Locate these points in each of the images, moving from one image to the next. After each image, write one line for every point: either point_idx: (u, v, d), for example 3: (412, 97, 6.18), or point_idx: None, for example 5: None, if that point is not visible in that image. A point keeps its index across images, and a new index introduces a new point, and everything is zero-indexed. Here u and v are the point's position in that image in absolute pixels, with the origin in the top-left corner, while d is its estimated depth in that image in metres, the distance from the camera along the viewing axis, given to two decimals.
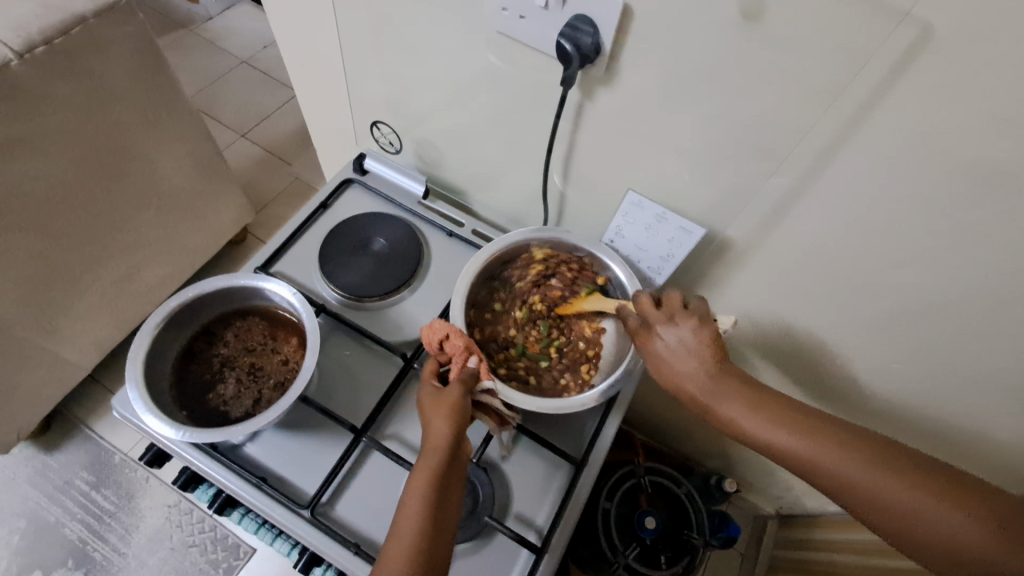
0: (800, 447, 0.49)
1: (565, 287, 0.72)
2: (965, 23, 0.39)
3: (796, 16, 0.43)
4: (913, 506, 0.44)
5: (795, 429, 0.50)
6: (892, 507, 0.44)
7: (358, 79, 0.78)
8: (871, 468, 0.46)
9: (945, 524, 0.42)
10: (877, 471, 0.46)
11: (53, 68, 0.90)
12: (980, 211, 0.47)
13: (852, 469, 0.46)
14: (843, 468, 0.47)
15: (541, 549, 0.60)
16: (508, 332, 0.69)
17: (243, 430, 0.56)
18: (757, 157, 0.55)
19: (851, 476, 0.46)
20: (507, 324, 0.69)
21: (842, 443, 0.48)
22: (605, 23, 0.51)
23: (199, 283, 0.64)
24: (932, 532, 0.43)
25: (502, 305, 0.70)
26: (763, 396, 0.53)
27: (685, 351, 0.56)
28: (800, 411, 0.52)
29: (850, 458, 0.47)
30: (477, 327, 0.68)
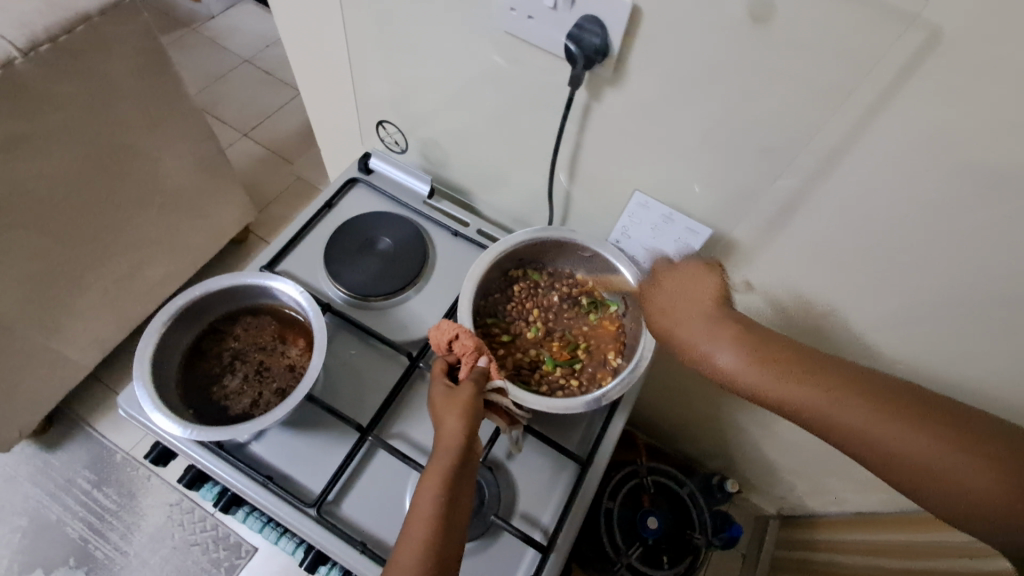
0: (793, 392, 0.49)
1: (565, 298, 0.72)
2: (974, 26, 0.39)
3: (804, 17, 0.43)
4: (908, 445, 0.43)
5: (790, 374, 0.49)
6: (885, 447, 0.44)
7: (364, 78, 0.78)
8: (864, 408, 0.45)
9: (939, 461, 0.42)
10: (871, 411, 0.45)
11: (57, 67, 0.90)
12: (987, 213, 0.48)
13: (845, 412, 0.46)
14: (838, 410, 0.46)
15: (547, 548, 0.60)
16: (528, 355, 0.68)
17: (249, 429, 0.56)
18: (764, 158, 0.55)
19: (844, 417, 0.46)
20: (521, 348, 0.69)
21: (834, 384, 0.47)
22: (612, 25, 0.51)
23: (206, 282, 0.64)
24: (924, 468, 0.43)
25: (513, 327, 0.70)
26: (756, 337, 0.53)
27: (684, 302, 0.58)
28: (797, 356, 0.50)
29: (844, 401, 0.46)
30: (503, 360, 0.67)
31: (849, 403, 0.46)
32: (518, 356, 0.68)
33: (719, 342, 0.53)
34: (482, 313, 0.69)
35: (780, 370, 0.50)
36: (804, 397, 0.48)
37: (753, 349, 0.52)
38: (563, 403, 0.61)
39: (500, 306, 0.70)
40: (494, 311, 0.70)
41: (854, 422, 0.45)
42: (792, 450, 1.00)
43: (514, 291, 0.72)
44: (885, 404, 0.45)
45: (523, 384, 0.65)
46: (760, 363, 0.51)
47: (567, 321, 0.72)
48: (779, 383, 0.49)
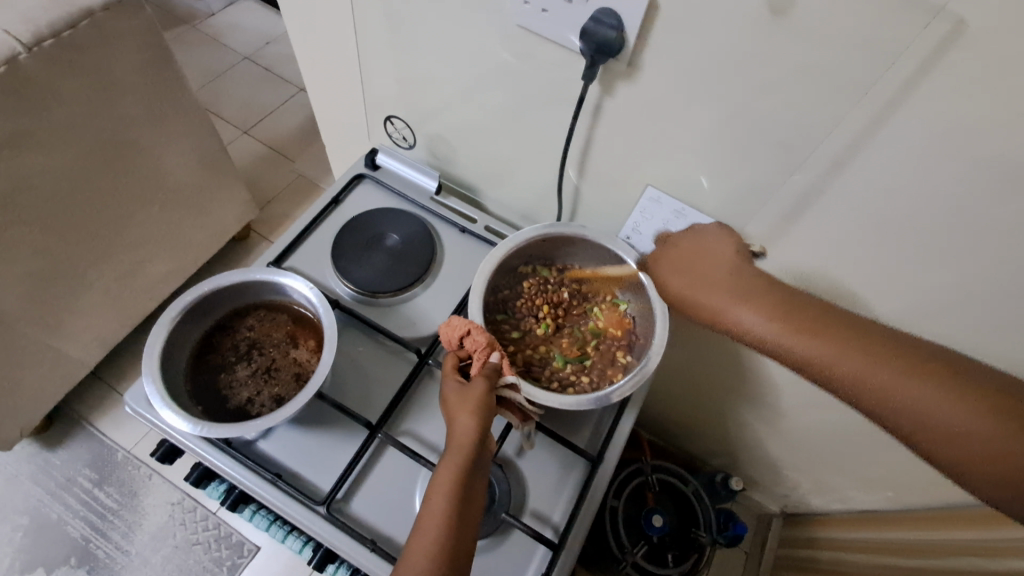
0: (815, 351, 0.49)
1: (575, 295, 0.72)
2: (998, 19, 0.39)
3: (824, 10, 0.43)
4: (928, 408, 0.43)
5: (807, 330, 0.50)
6: (900, 407, 0.44)
7: (372, 73, 0.77)
8: (888, 366, 0.46)
9: (955, 417, 0.42)
10: (889, 369, 0.46)
11: (61, 62, 0.89)
12: (1006, 208, 0.47)
13: (864, 368, 0.46)
14: (854, 367, 0.47)
15: (559, 545, 0.60)
16: (539, 352, 0.68)
17: (259, 426, 0.55)
18: (779, 153, 0.54)
19: (859, 371, 0.46)
20: (531, 345, 0.68)
21: (852, 343, 0.48)
22: (629, 17, 0.50)
23: (215, 277, 0.63)
24: (945, 428, 0.43)
25: (522, 324, 0.69)
26: (774, 299, 0.54)
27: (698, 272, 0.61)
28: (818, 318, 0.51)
29: (862, 358, 0.47)
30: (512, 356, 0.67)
31: (866, 363, 0.46)
32: (528, 353, 0.68)
33: (733, 305, 0.55)
34: (492, 309, 0.68)
35: (800, 328, 0.51)
36: (821, 353, 0.49)
37: (771, 309, 0.53)
38: (575, 399, 0.61)
39: (509, 302, 0.70)
40: (503, 308, 0.70)
41: (871, 380, 0.46)
42: (798, 448, 0.99)
43: (524, 288, 0.71)
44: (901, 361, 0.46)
45: (534, 381, 0.65)
46: (781, 324, 0.52)
47: (576, 318, 0.71)
48: (795, 342, 0.50)
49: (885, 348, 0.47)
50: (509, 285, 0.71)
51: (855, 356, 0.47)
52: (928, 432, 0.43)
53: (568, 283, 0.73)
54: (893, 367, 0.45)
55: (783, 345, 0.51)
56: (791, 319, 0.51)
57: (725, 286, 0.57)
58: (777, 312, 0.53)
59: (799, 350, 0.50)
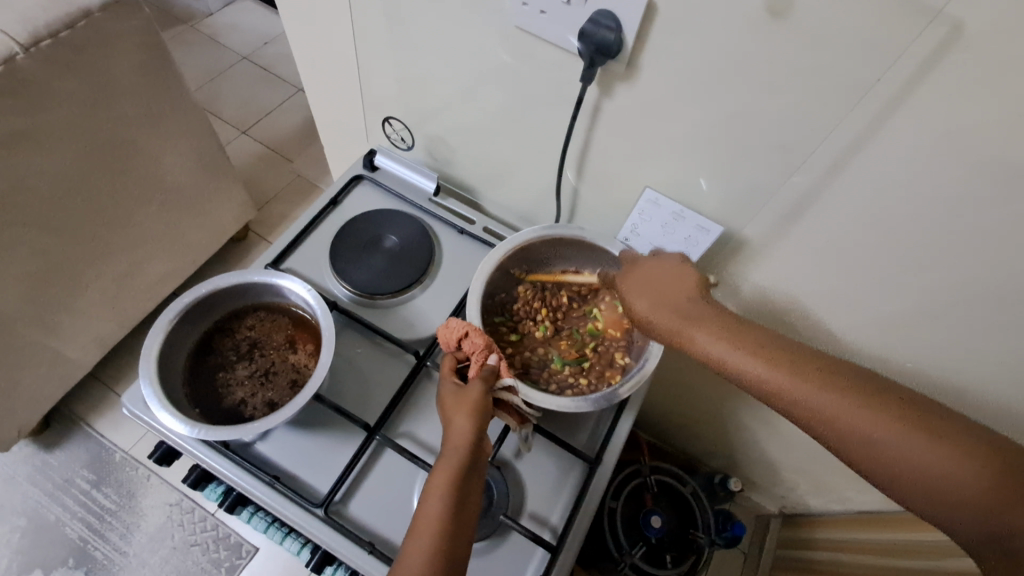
0: (787, 386, 0.46)
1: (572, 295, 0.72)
2: (996, 22, 0.39)
3: (822, 13, 0.43)
4: (918, 459, 0.41)
5: (781, 363, 0.47)
6: (888, 457, 0.42)
7: (371, 74, 0.77)
8: (866, 407, 0.43)
9: (945, 469, 0.40)
10: (874, 415, 0.43)
11: (58, 62, 0.89)
12: (1004, 210, 0.47)
13: (842, 408, 0.44)
14: (832, 407, 0.44)
15: (556, 548, 0.59)
16: (537, 355, 0.68)
17: (257, 428, 0.55)
18: (777, 155, 0.54)
19: (834, 409, 0.44)
20: (529, 348, 0.68)
21: (824, 380, 0.45)
22: (627, 19, 0.50)
23: (213, 279, 0.63)
24: (934, 479, 0.40)
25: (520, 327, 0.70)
26: (748, 334, 0.51)
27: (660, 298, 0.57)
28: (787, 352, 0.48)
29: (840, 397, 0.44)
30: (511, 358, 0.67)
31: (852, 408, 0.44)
32: (527, 356, 0.68)
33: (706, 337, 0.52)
34: (490, 312, 0.68)
35: (780, 367, 0.47)
36: (804, 396, 0.45)
37: (745, 345, 0.50)
38: (572, 401, 0.61)
39: (506, 306, 0.70)
40: (501, 311, 0.70)
41: (857, 427, 0.43)
42: (796, 450, 0.99)
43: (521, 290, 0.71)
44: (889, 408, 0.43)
45: (533, 383, 0.65)
46: (761, 361, 0.48)
47: (573, 318, 0.71)
48: (776, 381, 0.47)
49: (857, 390, 0.44)
50: (505, 289, 0.71)
51: (843, 399, 0.44)
52: (915, 483, 0.41)
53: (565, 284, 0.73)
54: (879, 414, 0.43)
55: (764, 384, 0.48)
56: (770, 356, 0.48)
57: (696, 316, 0.53)
58: (754, 348, 0.49)
59: (781, 391, 0.47)
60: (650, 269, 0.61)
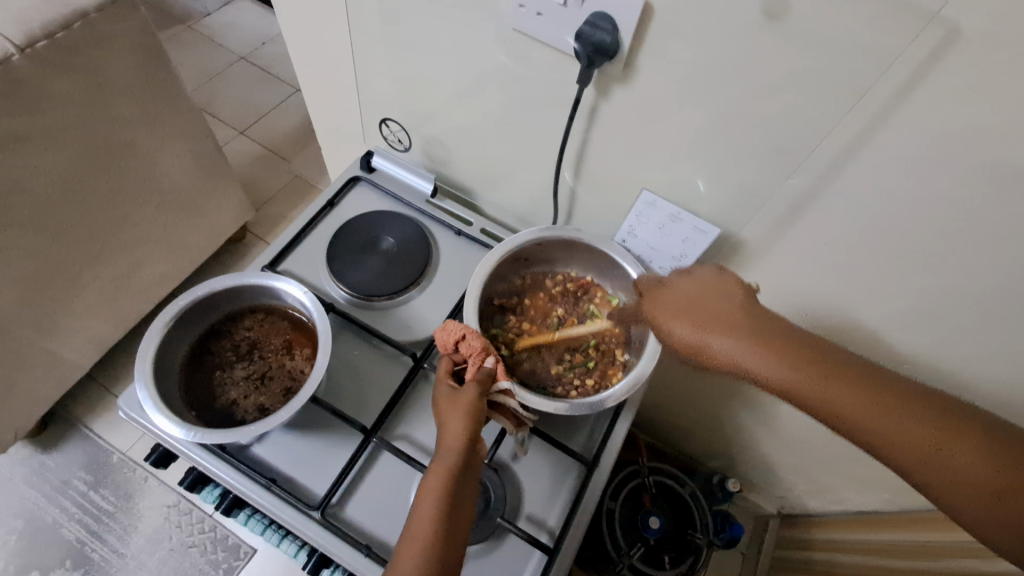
0: (824, 389, 0.48)
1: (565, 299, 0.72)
2: (992, 25, 0.39)
3: (819, 15, 0.43)
4: (955, 466, 0.43)
5: (817, 367, 0.49)
6: (925, 464, 0.44)
7: (367, 75, 0.77)
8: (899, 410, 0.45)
9: (980, 475, 0.42)
10: (910, 422, 0.45)
11: (54, 63, 0.89)
12: (1001, 212, 0.47)
13: (872, 411, 0.46)
14: (866, 409, 0.46)
15: (553, 551, 0.59)
16: (535, 358, 0.67)
17: (253, 431, 0.55)
18: (774, 157, 0.54)
19: (867, 410, 0.46)
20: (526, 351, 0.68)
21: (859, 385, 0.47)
22: (623, 21, 0.50)
23: (209, 281, 0.63)
24: (968, 485, 0.42)
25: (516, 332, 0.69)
26: (786, 342, 0.51)
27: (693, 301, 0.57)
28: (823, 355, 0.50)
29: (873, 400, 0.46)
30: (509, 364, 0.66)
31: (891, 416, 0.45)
32: (524, 360, 0.67)
33: (745, 349, 0.52)
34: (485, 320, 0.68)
35: (823, 378, 0.48)
36: (850, 405, 0.46)
37: (791, 355, 0.50)
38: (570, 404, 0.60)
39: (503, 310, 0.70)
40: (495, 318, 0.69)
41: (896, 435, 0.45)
42: (794, 450, 0.99)
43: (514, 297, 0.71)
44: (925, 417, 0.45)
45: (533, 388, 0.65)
46: (801, 373, 0.49)
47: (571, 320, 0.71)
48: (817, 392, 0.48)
49: (891, 394, 0.46)
50: (502, 293, 0.71)
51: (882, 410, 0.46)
52: (949, 488, 0.43)
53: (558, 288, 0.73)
54: (917, 422, 0.45)
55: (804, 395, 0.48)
56: (809, 366, 0.49)
57: (735, 326, 0.53)
58: (794, 359, 0.49)
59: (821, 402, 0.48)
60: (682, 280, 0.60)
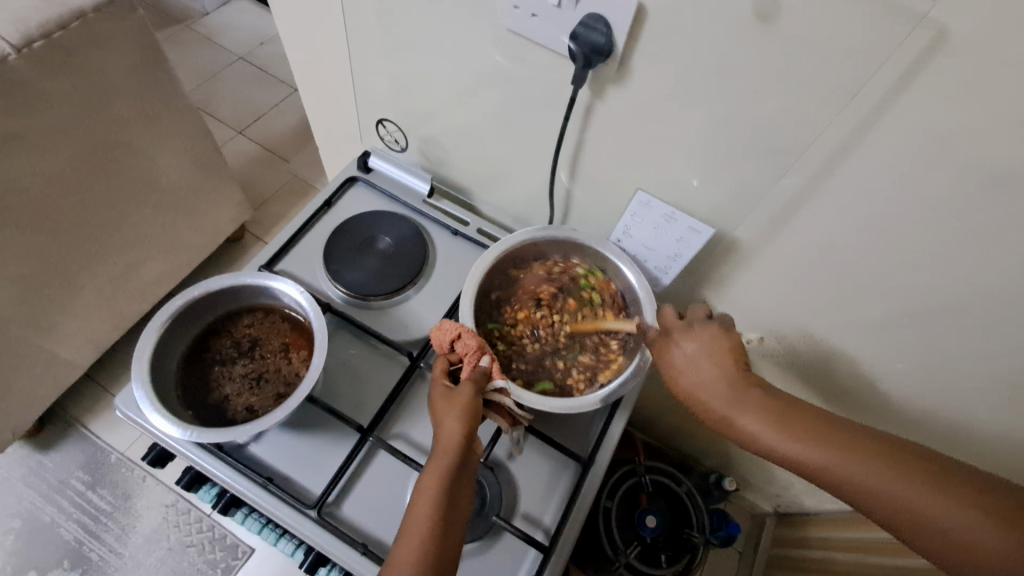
0: (813, 453, 0.49)
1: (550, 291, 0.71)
2: (981, 27, 0.39)
3: (811, 17, 0.43)
4: (938, 521, 0.43)
5: (800, 428, 0.51)
6: (903, 511, 0.44)
7: (365, 75, 0.77)
8: (890, 471, 0.46)
9: (957, 521, 0.42)
10: (890, 474, 0.46)
11: (50, 63, 0.89)
12: (991, 213, 0.48)
13: (866, 472, 0.46)
14: (859, 473, 0.47)
15: (549, 549, 0.60)
16: (546, 357, 0.68)
17: (249, 430, 0.55)
18: (768, 157, 0.55)
19: (859, 472, 0.47)
20: (535, 354, 0.68)
21: (850, 447, 0.48)
22: (618, 23, 0.51)
23: (205, 282, 0.63)
24: (953, 538, 0.42)
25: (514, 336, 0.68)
26: (774, 405, 0.54)
27: (702, 361, 0.59)
28: (816, 422, 0.51)
29: (863, 461, 0.47)
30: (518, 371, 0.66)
31: (863, 465, 0.47)
32: (535, 363, 0.67)
33: (733, 406, 0.55)
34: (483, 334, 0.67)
35: (799, 439, 0.50)
36: (841, 467, 0.48)
37: (783, 419, 0.52)
38: (600, 395, 0.63)
39: (501, 316, 0.69)
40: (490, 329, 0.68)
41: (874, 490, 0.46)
42: None
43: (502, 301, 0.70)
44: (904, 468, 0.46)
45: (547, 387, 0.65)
46: (779, 429, 0.52)
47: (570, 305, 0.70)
48: (805, 450, 0.50)
49: (884, 452, 0.47)
50: (495, 296, 0.69)
51: (857, 461, 0.47)
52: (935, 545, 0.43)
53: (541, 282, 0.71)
54: (891, 473, 0.46)
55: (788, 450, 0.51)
56: (788, 422, 0.52)
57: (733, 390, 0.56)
58: (775, 417, 0.53)
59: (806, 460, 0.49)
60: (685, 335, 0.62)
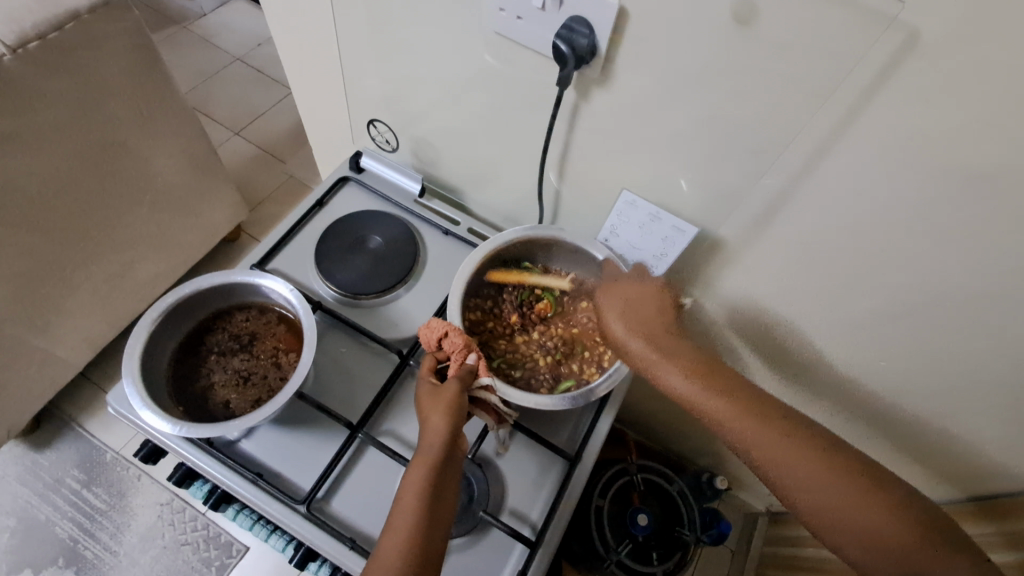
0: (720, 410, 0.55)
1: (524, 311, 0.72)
2: (950, 29, 0.40)
3: (786, 19, 0.44)
4: (830, 501, 0.49)
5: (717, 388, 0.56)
6: (804, 492, 0.50)
7: (356, 77, 0.78)
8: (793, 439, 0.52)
9: (855, 512, 0.48)
10: (802, 456, 0.51)
11: (46, 64, 0.90)
12: (966, 212, 0.48)
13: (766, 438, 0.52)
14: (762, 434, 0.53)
15: (535, 544, 0.61)
16: (558, 363, 0.68)
17: (239, 426, 0.56)
18: (751, 158, 0.55)
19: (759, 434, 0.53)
20: (550, 362, 0.68)
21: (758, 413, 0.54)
22: (601, 25, 0.52)
23: (195, 279, 0.64)
24: (843, 519, 0.48)
25: (520, 357, 0.69)
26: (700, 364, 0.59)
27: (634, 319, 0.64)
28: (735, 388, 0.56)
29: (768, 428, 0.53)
30: (544, 383, 0.67)
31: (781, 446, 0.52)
32: (557, 369, 0.68)
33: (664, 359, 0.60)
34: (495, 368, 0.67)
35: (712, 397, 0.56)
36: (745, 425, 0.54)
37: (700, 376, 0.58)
38: (593, 387, 0.63)
39: (502, 354, 0.68)
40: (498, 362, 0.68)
41: (785, 467, 0.51)
42: None
43: (492, 336, 0.69)
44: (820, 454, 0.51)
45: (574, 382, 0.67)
46: (702, 387, 0.57)
47: (548, 309, 0.72)
48: (729, 417, 0.54)
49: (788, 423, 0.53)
50: (482, 340, 0.68)
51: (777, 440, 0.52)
52: (819, 518, 0.50)
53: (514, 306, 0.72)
54: (805, 454, 0.51)
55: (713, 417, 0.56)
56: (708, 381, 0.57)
57: (666, 347, 0.61)
58: (707, 381, 0.57)
59: (731, 427, 0.54)
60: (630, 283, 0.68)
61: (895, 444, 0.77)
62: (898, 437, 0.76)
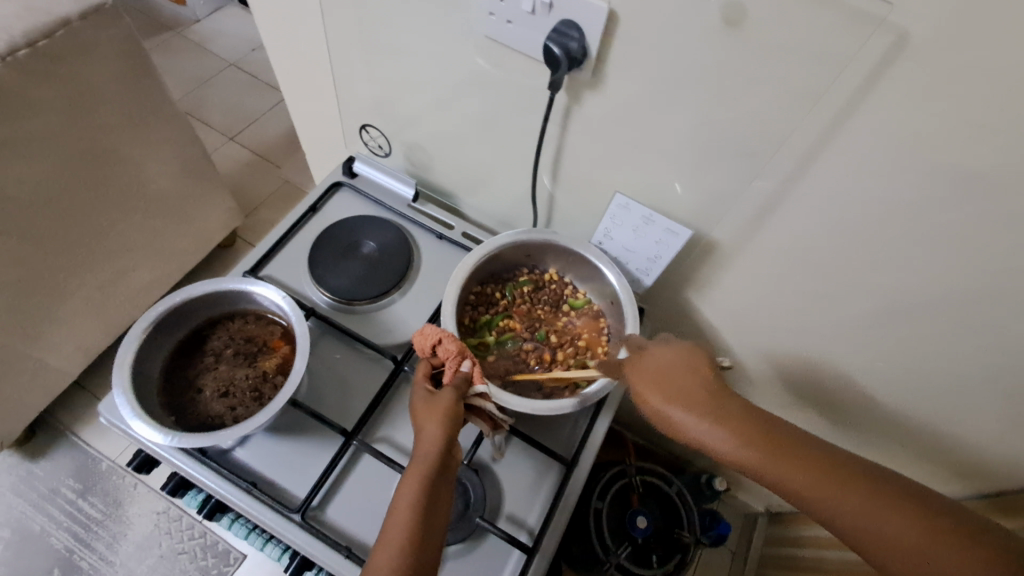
0: (779, 473, 0.52)
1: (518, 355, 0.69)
2: (938, 30, 0.40)
3: (774, 20, 0.44)
4: (884, 523, 0.47)
5: (767, 448, 0.53)
6: (891, 547, 0.46)
7: (346, 82, 0.78)
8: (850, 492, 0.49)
9: (921, 545, 0.45)
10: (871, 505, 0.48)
11: (35, 72, 0.89)
12: (955, 213, 0.48)
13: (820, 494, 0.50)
14: (828, 497, 0.49)
15: (532, 550, 0.60)
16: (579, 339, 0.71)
17: (231, 434, 0.56)
18: (741, 159, 0.55)
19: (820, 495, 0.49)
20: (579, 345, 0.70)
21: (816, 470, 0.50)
22: (590, 29, 0.51)
23: (187, 287, 0.63)
24: (904, 546, 0.46)
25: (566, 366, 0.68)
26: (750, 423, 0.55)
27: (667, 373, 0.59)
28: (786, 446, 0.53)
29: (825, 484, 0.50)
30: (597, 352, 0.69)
31: (832, 488, 0.49)
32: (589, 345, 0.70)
33: (709, 429, 0.55)
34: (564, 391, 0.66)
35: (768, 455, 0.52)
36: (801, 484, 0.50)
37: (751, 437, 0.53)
38: (582, 395, 0.62)
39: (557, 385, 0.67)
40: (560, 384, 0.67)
41: (857, 515, 0.48)
42: None
43: (532, 386, 0.66)
44: (856, 486, 0.49)
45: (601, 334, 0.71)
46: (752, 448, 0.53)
47: (515, 318, 0.71)
48: (784, 473, 0.51)
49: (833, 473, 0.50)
50: (527, 393, 0.66)
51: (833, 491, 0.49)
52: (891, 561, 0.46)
53: (513, 359, 0.69)
54: (846, 489, 0.49)
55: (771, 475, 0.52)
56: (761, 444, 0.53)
57: (710, 402, 0.56)
58: (771, 444, 0.53)
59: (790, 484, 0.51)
60: (659, 352, 0.61)
61: (894, 443, 0.77)
62: (893, 436, 0.76)
